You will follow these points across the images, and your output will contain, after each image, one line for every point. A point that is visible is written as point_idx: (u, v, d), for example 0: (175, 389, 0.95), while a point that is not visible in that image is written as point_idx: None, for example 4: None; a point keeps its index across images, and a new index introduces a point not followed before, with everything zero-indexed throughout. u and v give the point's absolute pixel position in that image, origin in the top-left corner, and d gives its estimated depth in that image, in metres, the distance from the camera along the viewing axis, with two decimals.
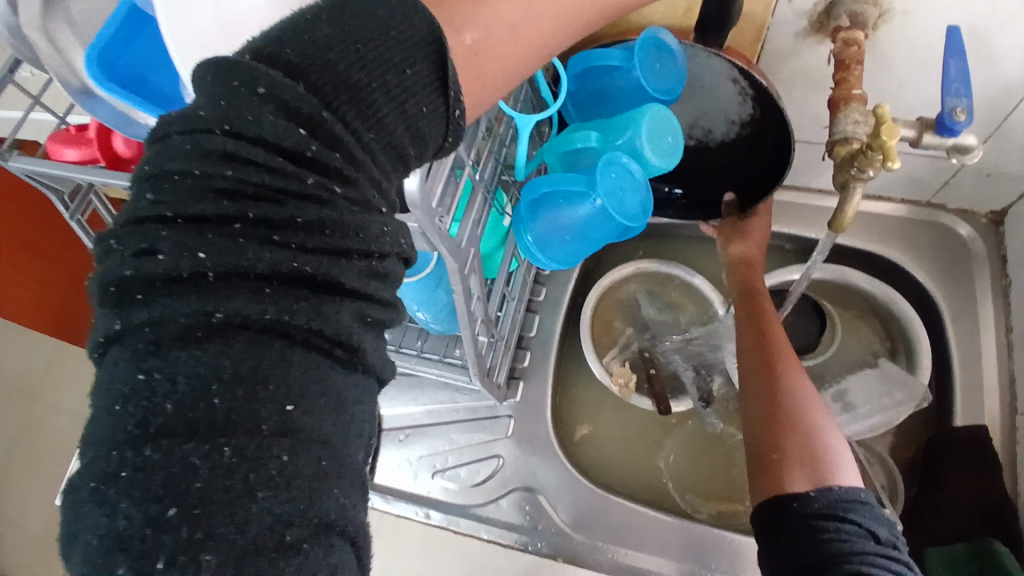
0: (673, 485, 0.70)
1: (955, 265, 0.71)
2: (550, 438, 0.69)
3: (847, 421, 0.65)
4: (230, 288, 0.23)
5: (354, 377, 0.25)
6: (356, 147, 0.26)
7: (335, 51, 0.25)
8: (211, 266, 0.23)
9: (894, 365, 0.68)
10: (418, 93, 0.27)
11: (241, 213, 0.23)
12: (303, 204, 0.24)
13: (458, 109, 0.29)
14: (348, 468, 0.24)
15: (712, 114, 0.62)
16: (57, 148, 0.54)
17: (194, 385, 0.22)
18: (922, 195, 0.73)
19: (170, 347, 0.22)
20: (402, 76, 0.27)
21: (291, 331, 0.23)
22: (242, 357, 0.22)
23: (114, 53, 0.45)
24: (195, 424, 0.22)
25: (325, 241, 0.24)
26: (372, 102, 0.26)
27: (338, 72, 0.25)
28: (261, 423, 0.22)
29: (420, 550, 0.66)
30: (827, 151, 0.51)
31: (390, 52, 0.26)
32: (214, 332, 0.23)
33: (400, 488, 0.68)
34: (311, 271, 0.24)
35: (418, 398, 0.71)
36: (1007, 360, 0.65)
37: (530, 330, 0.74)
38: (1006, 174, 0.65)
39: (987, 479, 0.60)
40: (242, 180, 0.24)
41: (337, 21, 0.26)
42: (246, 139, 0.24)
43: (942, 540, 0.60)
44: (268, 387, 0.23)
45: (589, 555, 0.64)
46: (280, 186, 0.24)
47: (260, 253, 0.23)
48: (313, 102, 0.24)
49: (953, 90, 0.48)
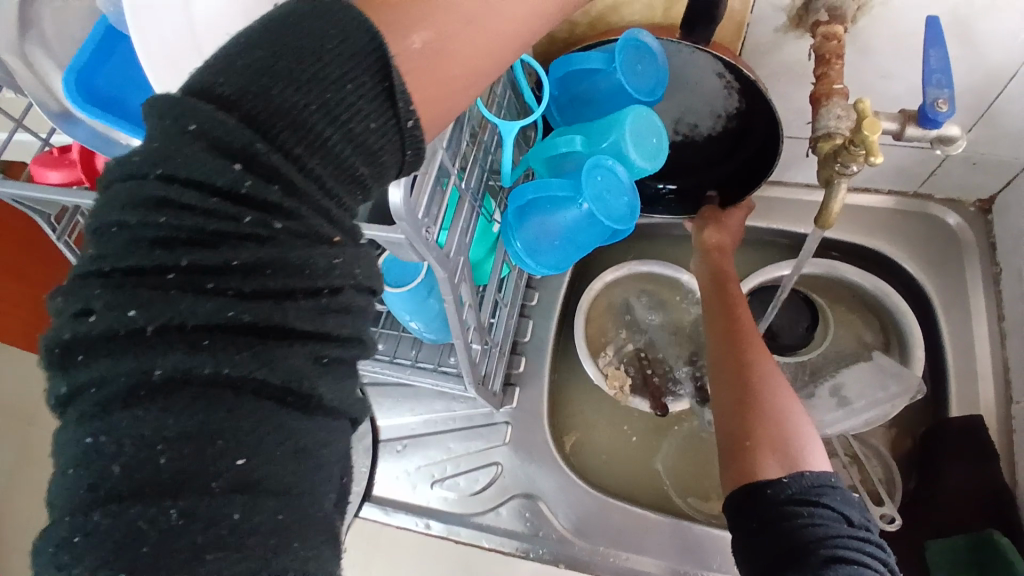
0: (672, 486, 0.70)
1: (945, 254, 0.71)
2: (548, 444, 0.69)
3: (842, 417, 0.65)
4: (167, 343, 0.23)
5: (312, 422, 0.25)
6: (295, 176, 0.26)
7: (266, 78, 0.25)
8: (147, 321, 0.23)
9: (889, 358, 0.68)
10: (362, 109, 0.27)
11: (175, 262, 0.24)
12: (238, 246, 0.24)
13: (410, 119, 0.28)
14: (312, 518, 0.25)
15: (697, 108, 0.62)
16: (39, 170, 0.53)
17: (139, 445, 0.22)
18: (910, 186, 0.73)
19: (114, 408, 0.23)
20: (343, 93, 0.26)
21: (236, 381, 0.24)
22: (186, 413, 0.23)
23: (90, 72, 0.44)
24: (143, 486, 0.22)
25: (266, 284, 0.25)
26: (310, 125, 0.26)
27: (270, 98, 0.25)
28: (212, 480, 0.23)
29: (421, 561, 0.66)
30: (811, 147, 0.51)
31: (323, 71, 0.26)
32: (156, 389, 0.23)
33: (399, 499, 0.68)
34: (251, 318, 0.24)
35: (414, 407, 0.71)
36: (1000, 347, 0.65)
37: (524, 335, 0.74)
38: (991, 161, 0.66)
39: (985, 470, 0.60)
40: (176, 227, 0.24)
41: (269, 45, 0.25)
42: (179, 181, 0.24)
43: (942, 532, 0.60)
44: (218, 442, 0.23)
45: (590, 560, 0.63)
46: (215, 229, 0.24)
47: (195, 303, 0.24)
48: (244, 137, 0.24)
49: (935, 81, 0.48)
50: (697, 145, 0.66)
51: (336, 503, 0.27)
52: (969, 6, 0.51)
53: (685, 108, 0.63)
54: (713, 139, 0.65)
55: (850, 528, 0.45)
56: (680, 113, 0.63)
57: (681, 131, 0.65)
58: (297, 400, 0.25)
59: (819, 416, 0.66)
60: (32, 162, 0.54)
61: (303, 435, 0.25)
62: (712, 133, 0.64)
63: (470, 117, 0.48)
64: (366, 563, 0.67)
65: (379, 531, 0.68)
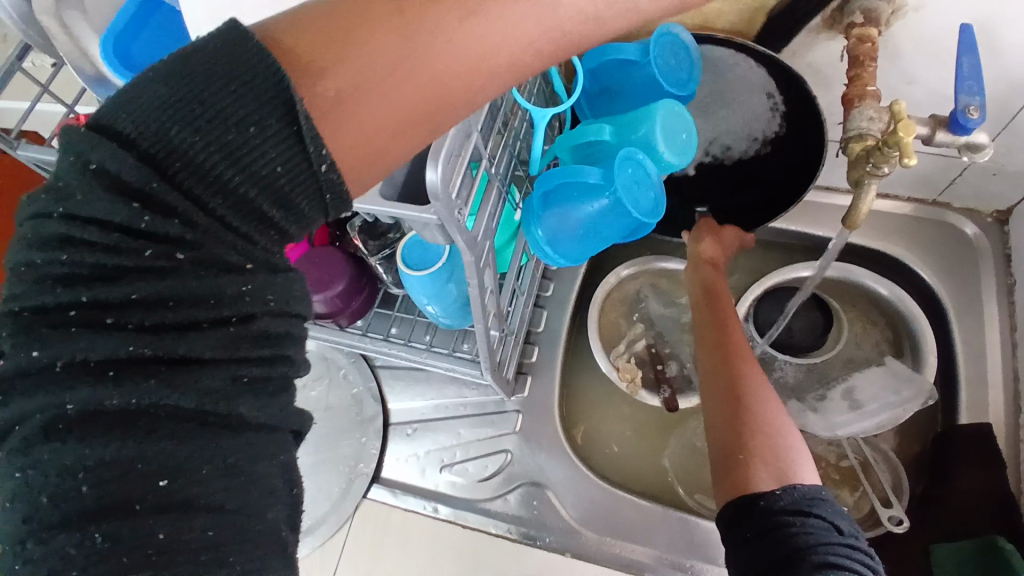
0: (679, 482, 0.69)
1: (960, 263, 0.72)
2: (557, 434, 0.69)
3: (853, 418, 0.66)
4: (73, 378, 0.24)
5: (238, 441, 0.26)
6: (197, 213, 0.25)
7: (167, 117, 0.25)
8: (53, 359, 0.23)
9: (901, 363, 0.69)
10: (270, 151, 0.26)
11: (76, 299, 0.24)
12: (138, 281, 0.24)
13: (325, 162, 0.27)
14: (257, 524, 0.26)
15: (734, 129, 0.64)
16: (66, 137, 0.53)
17: (61, 477, 0.23)
18: (928, 193, 0.73)
19: (32, 444, 0.23)
20: (246, 135, 0.26)
21: (148, 409, 0.24)
22: (103, 444, 0.23)
23: (128, 41, 0.45)
24: (67, 515, 0.23)
25: (165, 317, 0.25)
26: (213, 167, 0.25)
27: (168, 139, 0.25)
28: (135, 503, 0.24)
29: (427, 544, 0.66)
30: (841, 146, 0.51)
31: (227, 112, 0.25)
32: (69, 424, 0.23)
33: (407, 483, 0.68)
34: (153, 351, 0.24)
35: (425, 393, 0.72)
36: (1011, 357, 0.65)
37: (538, 325, 0.74)
38: (1013, 171, 0.66)
39: (993, 476, 0.61)
40: (78, 264, 0.24)
41: (178, 83, 0.25)
42: (82, 219, 0.24)
43: (950, 535, 0.61)
44: (138, 467, 0.24)
45: (595, 550, 0.63)
46: (116, 264, 0.24)
47: (93, 339, 0.24)
48: (142, 176, 0.24)
49: (967, 88, 0.48)
50: (723, 168, 0.67)
51: (282, 516, 0.27)
52: (1004, 14, 0.51)
53: (718, 127, 0.64)
54: (743, 163, 0.66)
55: (840, 537, 0.44)
56: (712, 131, 0.64)
57: (711, 151, 0.66)
58: (220, 423, 0.26)
59: (830, 418, 0.67)
60: (59, 128, 0.53)
61: (232, 457, 0.25)
62: (741, 157, 0.65)
63: (502, 106, 0.48)
64: (373, 544, 0.67)
65: (387, 514, 0.67)
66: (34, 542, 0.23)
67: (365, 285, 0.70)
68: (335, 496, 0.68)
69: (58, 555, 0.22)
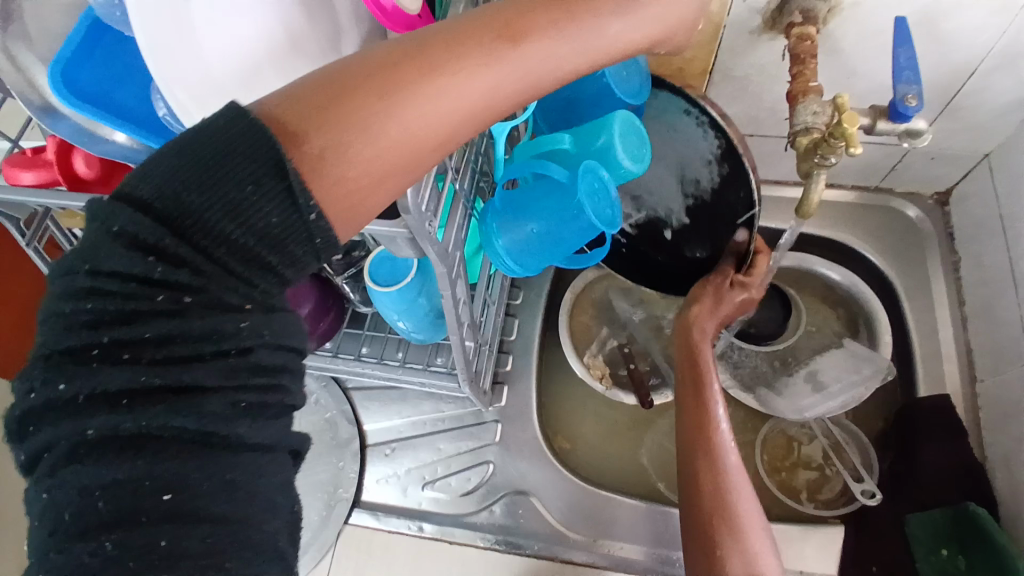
0: (660, 478, 0.70)
1: (906, 244, 0.76)
2: (538, 440, 0.69)
3: (819, 400, 0.68)
4: (94, 408, 0.25)
5: (238, 461, 0.27)
6: (205, 262, 0.27)
7: (177, 180, 0.26)
8: (74, 393, 0.25)
9: (859, 343, 0.71)
10: (266, 206, 0.27)
11: (98, 339, 0.25)
12: (152, 321, 0.26)
13: (313, 211, 0.27)
14: (254, 537, 0.27)
15: (691, 159, 0.58)
16: (9, 172, 0.50)
17: (81, 494, 0.24)
18: (871, 180, 0.77)
19: (58, 468, 0.25)
20: (246, 192, 0.26)
21: (161, 435, 0.26)
22: (116, 466, 0.25)
23: (74, 68, 0.44)
24: (87, 526, 0.24)
25: (174, 351, 0.26)
26: (214, 221, 0.26)
27: (176, 199, 0.26)
28: (143, 515, 0.25)
29: (414, 565, 0.64)
30: (788, 142, 0.53)
31: (231, 172, 0.26)
32: (88, 451, 0.25)
33: (389, 504, 0.67)
34: (165, 381, 0.26)
35: (401, 410, 0.71)
36: (962, 330, 0.69)
37: (510, 334, 0.74)
38: (948, 154, 0.70)
39: (957, 444, 0.64)
40: (99, 310, 0.26)
41: (185, 151, 0.26)
42: (103, 272, 0.26)
43: (921, 505, 0.63)
44: (147, 483, 0.25)
45: (583, 554, 0.63)
46: (132, 307, 0.26)
47: (111, 374, 0.25)
48: (154, 231, 0.26)
49: (905, 78, 0.51)
50: (710, 207, 0.59)
51: (281, 528, 0.28)
52: (931, 9, 0.55)
53: (687, 163, 0.58)
54: (722, 195, 0.57)
55: None
56: (678, 168, 0.59)
57: (691, 192, 0.60)
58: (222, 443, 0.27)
59: (796, 401, 0.69)
60: (2, 165, 0.51)
61: (231, 467, 0.26)
62: (713, 190, 0.58)
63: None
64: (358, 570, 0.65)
65: (372, 537, 0.66)
66: (55, 552, 0.24)
67: (333, 306, 0.69)
68: (315, 523, 0.66)
69: (79, 562, 0.24)
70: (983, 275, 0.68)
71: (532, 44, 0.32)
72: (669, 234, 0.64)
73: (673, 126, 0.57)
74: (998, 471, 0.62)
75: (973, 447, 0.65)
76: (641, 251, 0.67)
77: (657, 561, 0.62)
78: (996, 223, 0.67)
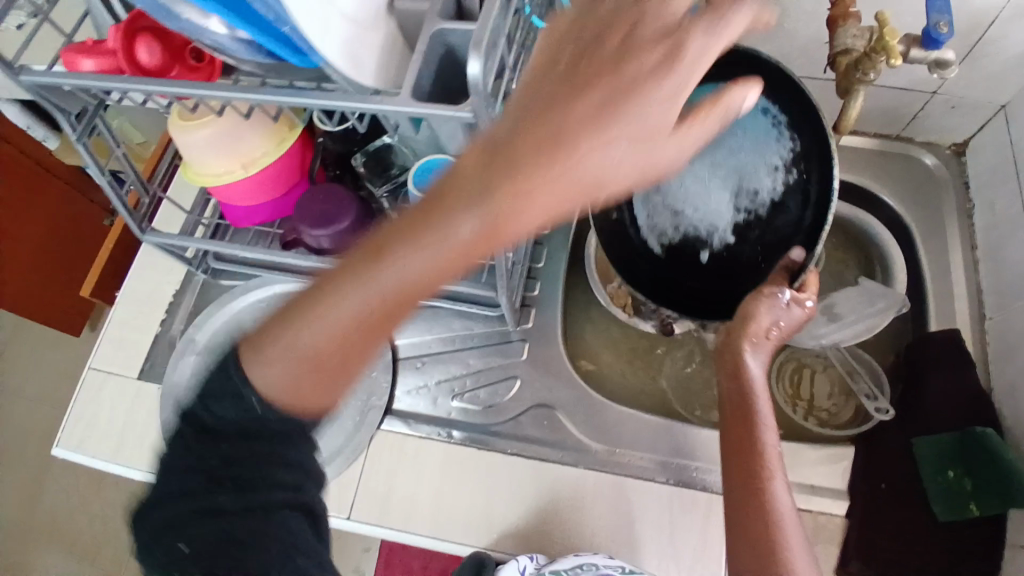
0: (678, 401, 0.74)
1: (923, 191, 0.78)
2: (564, 360, 0.71)
3: (835, 329, 0.71)
4: (149, 502, 0.35)
5: (232, 505, 0.34)
6: (196, 493, 0.34)
7: (176, 468, 0.34)
8: (138, 513, 0.35)
9: (876, 282, 0.74)
10: (234, 414, 0.35)
11: (143, 540, 0.35)
12: (169, 494, 0.34)
13: (257, 398, 0.35)
14: (265, 547, 0.34)
15: (754, 168, 0.60)
16: (72, 58, 0.52)
17: (152, 545, 0.34)
18: (892, 129, 0.80)
19: (139, 520, 0.35)
20: (211, 493, 0.34)
21: (185, 521, 0.34)
22: (160, 521, 0.34)
23: None
24: (155, 548, 0.34)
25: (179, 557, 0.34)
26: (196, 493, 0.34)
27: (175, 468, 0.34)
28: (180, 560, 0.34)
29: (442, 471, 0.67)
30: (829, 63, 0.56)
31: (207, 468, 0.34)
32: (154, 509, 0.35)
33: (420, 412, 0.70)
34: (186, 509, 0.34)
35: (432, 327, 0.73)
36: (974, 270, 0.72)
37: (538, 261, 0.76)
38: (968, 104, 0.72)
39: (965, 373, 0.67)
40: (144, 543, 0.35)
41: (179, 427, 0.35)
42: (153, 520, 0.35)
43: (929, 428, 0.66)
44: (181, 569, 0.33)
45: (606, 463, 0.66)
46: (156, 490, 0.35)
47: (158, 512, 0.34)
48: (161, 490, 0.34)
49: (936, 7, 0.54)
50: (762, 224, 0.61)
51: (301, 525, 0.36)
52: None
53: (750, 173, 0.60)
54: (780, 211, 0.60)
55: None
56: (735, 180, 0.61)
57: (744, 205, 0.61)
58: (263, 512, 0.34)
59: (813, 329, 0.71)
60: (65, 51, 0.52)
61: (256, 506, 0.34)
62: (772, 202, 0.60)
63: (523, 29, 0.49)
64: (390, 474, 0.67)
65: (403, 445, 0.68)
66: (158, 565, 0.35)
67: (370, 225, 0.70)
68: (350, 428, 0.69)
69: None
70: (995, 218, 0.71)
71: (537, 177, 0.34)
72: (706, 255, 0.64)
73: (745, 126, 0.60)
74: (1003, 399, 0.65)
75: (980, 378, 0.68)
76: (666, 272, 0.65)
77: (677, 470, 0.66)
78: (1010, 167, 0.69)
